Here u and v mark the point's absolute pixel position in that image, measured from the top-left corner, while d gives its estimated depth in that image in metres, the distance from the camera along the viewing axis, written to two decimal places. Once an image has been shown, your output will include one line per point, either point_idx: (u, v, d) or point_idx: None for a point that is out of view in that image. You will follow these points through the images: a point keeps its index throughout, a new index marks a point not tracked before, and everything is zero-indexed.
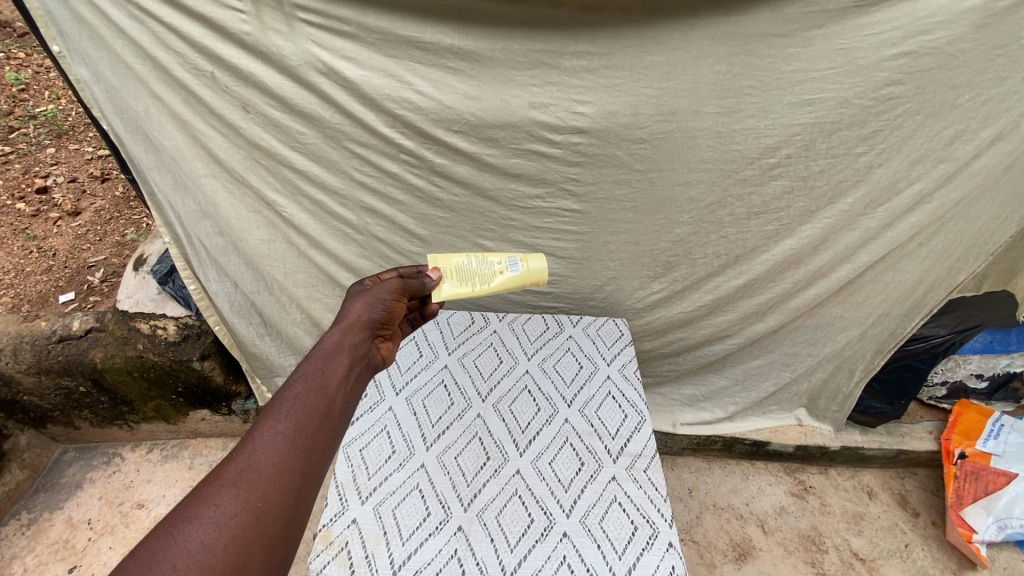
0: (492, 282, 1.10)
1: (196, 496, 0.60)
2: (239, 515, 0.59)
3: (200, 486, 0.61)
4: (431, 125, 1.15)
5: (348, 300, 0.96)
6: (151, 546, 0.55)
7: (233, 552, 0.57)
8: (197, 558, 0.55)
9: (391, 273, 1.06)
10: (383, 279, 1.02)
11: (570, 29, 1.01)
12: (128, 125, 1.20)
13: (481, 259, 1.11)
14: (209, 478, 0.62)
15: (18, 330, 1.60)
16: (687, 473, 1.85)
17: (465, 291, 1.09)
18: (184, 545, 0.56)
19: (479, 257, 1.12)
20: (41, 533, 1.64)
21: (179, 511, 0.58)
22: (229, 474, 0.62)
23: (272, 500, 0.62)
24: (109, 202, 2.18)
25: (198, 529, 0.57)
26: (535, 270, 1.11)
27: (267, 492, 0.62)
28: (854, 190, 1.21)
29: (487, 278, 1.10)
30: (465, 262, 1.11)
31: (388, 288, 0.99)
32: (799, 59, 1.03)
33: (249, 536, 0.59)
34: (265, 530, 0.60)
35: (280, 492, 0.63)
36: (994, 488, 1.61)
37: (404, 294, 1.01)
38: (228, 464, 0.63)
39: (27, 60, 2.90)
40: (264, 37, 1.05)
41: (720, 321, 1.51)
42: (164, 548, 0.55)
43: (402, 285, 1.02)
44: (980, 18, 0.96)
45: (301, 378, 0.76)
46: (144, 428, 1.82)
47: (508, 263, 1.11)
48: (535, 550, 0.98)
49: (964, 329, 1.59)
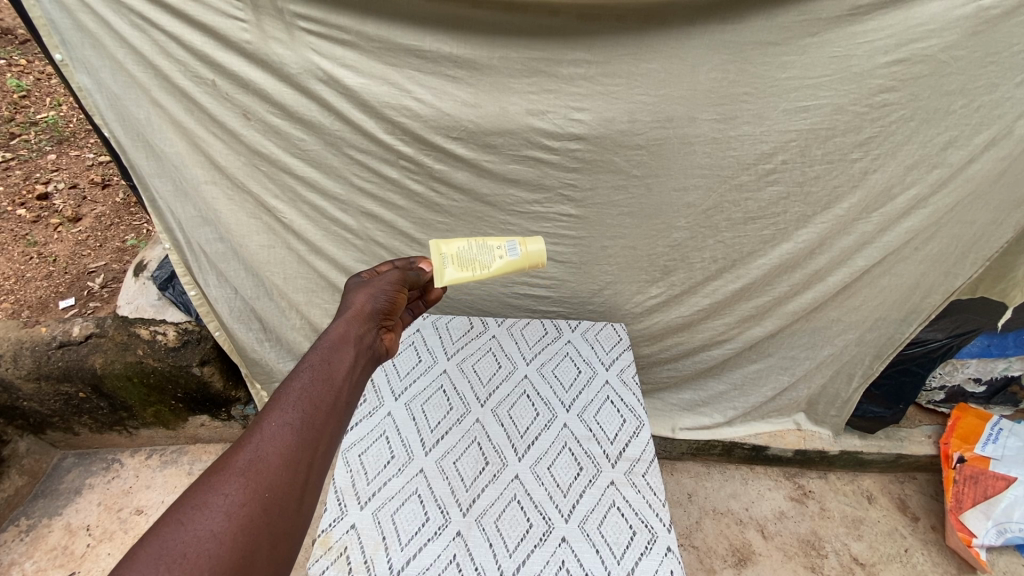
0: (492, 267, 1.10)
1: (205, 485, 0.60)
2: (247, 505, 0.59)
3: (208, 475, 0.61)
4: (430, 132, 1.16)
5: (350, 291, 0.97)
6: (160, 533, 0.55)
7: (241, 542, 0.57)
8: (206, 547, 0.55)
9: (390, 265, 1.07)
10: (385, 271, 1.03)
11: (567, 38, 1.03)
12: (129, 132, 1.21)
13: (481, 244, 1.10)
14: (217, 466, 0.62)
15: (19, 336, 1.60)
16: (686, 478, 1.85)
17: (465, 275, 1.08)
18: (194, 533, 0.56)
19: (478, 241, 1.11)
20: (40, 539, 1.63)
21: (187, 499, 0.58)
22: (237, 464, 0.62)
23: (281, 491, 0.62)
24: (110, 208, 2.19)
25: (207, 517, 0.57)
26: (534, 254, 1.11)
27: (275, 482, 0.62)
28: (850, 195, 1.21)
29: (487, 263, 1.09)
30: (464, 247, 1.10)
31: (390, 280, 1.00)
32: (794, 67, 1.05)
33: (257, 527, 0.59)
34: (272, 521, 0.60)
35: (288, 483, 0.63)
36: (994, 492, 1.61)
37: (405, 286, 1.02)
38: (236, 454, 0.63)
39: (29, 67, 2.93)
40: (265, 46, 1.06)
41: (717, 325, 1.52)
42: (173, 536, 0.55)
43: (403, 277, 1.03)
44: (973, 25, 0.98)
45: (307, 370, 0.76)
46: (143, 434, 1.82)
47: (507, 247, 1.11)
48: (534, 554, 0.98)
49: (961, 333, 1.60)
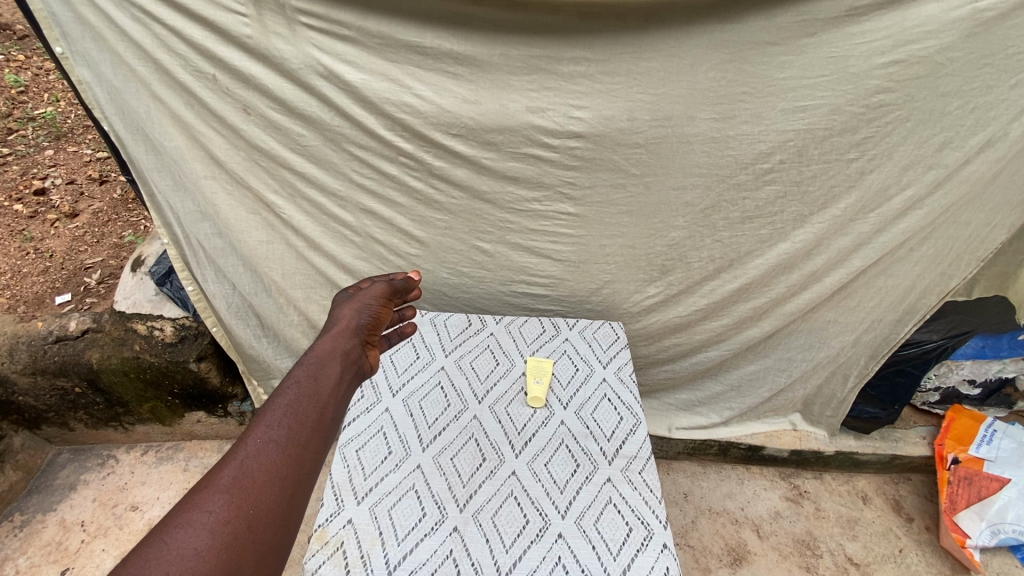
0: (532, 368, 1.31)
1: (190, 503, 0.60)
2: (231, 522, 0.59)
3: (192, 494, 0.62)
4: (430, 128, 1.16)
5: (336, 308, 1.02)
6: (144, 552, 0.55)
7: (225, 558, 0.57)
8: (189, 565, 0.55)
9: (375, 281, 1.13)
10: (370, 287, 1.09)
11: (567, 35, 1.04)
12: (128, 125, 1.21)
13: (539, 371, 1.31)
14: (199, 485, 0.62)
15: (15, 330, 1.60)
16: (682, 477, 1.85)
17: (535, 364, 1.33)
18: (178, 551, 0.55)
19: (540, 373, 1.30)
20: (34, 535, 1.62)
21: (171, 517, 0.58)
22: (221, 482, 0.62)
23: (266, 508, 0.62)
24: (108, 204, 2.19)
25: (191, 535, 0.57)
26: (538, 363, 1.33)
27: (261, 499, 0.63)
28: (845, 196, 1.22)
29: (538, 368, 1.32)
30: (540, 361, 1.33)
31: (374, 294, 1.07)
32: (792, 66, 1.05)
33: (242, 543, 0.59)
34: (257, 538, 0.60)
35: (274, 499, 0.64)
36: (988, 493, 1.62)
37: (388, 299, 1.09)
38: (220, 472, 0.64)
39: (26, 62, 2.92)
40: (265, 41, 1.07)
41: (714, 326, 1.52)
42: (157, 554, 0.55)
43: (388, 291, 1.10)
44: (968, 27, 0.99)
45: (294, 385, 0.78)
46: (139, 430, 1.81)
47: (535, 377, 1.29)
48: (530, 551, 0.98)
49: (955, 335, 1.61)
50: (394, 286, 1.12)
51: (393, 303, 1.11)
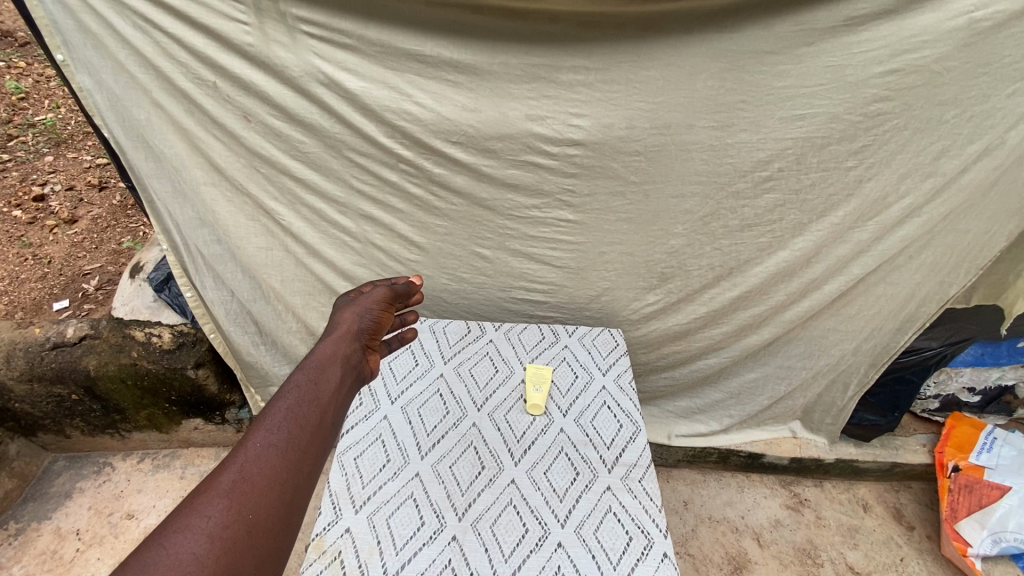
0: (530, 376, 1.31)
1: (188, 508, 0.59)
2: (231, 527, 0.59)
3: (191, 499, 0.61)
4: (430, 136, 1.16)
5: (337, 313, 1.03)
6: (142, 558, 0.54)
7: (224, 564, 0.56)
8: (187, 570, 0.54)
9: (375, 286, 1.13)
10: (370, 292, 1.09)
11: (566, 44, 1.04)
12: (128, 132, 1.21)
13: (538, 379, 1.30)
14: (199, 489, 0.61)
15: (12, 336, 1.59)
16: (681, 485, 1.84)
17: (535, 370, 1.32)
18: (176, 557, 0.55)
19: (540, 381, 1.30)
20: (28, 543, 1.60)
21: (169, 523, 0.58)
22: (221, 486, 0.62)
23: (265, 513, 0.61)
24: (107, 210, 2.19)
25: (189, 540, 0.56)
26: (536, 370, 1.32)
27: (261, 504, 0.62)
28: (844, 204, 1.23)
29: (538, 375, 1.31)
30: (538, 368, 1.33)
31: (375, 299, 1.07)
32: (790, 75, 1.06)
33: (240, 549, 0.58)
34: (256, 543, 0.59)
35: (274, 505, 0.63)
36: (988, 501, 1.59)
37: (389, 304, 1.09)
38: (219, 477, 0.63)
39: (27, 69, 2.93)
40: (266, 49, 1.07)
41: (713, 334, 1.52)
42: (155, 560, 0.54)
43: (389, 296, 1.10)
44: (965, 37, 0.99)
45: (295, 389, 0.77)
46: (136, 437, 1.80)
47: (534, 386, 1.28)
48: (529, 560, 0.97)
49: (955, 342, 1.62)
50: (394, 291, 1.12)
51: (394, 308, 1.11)
